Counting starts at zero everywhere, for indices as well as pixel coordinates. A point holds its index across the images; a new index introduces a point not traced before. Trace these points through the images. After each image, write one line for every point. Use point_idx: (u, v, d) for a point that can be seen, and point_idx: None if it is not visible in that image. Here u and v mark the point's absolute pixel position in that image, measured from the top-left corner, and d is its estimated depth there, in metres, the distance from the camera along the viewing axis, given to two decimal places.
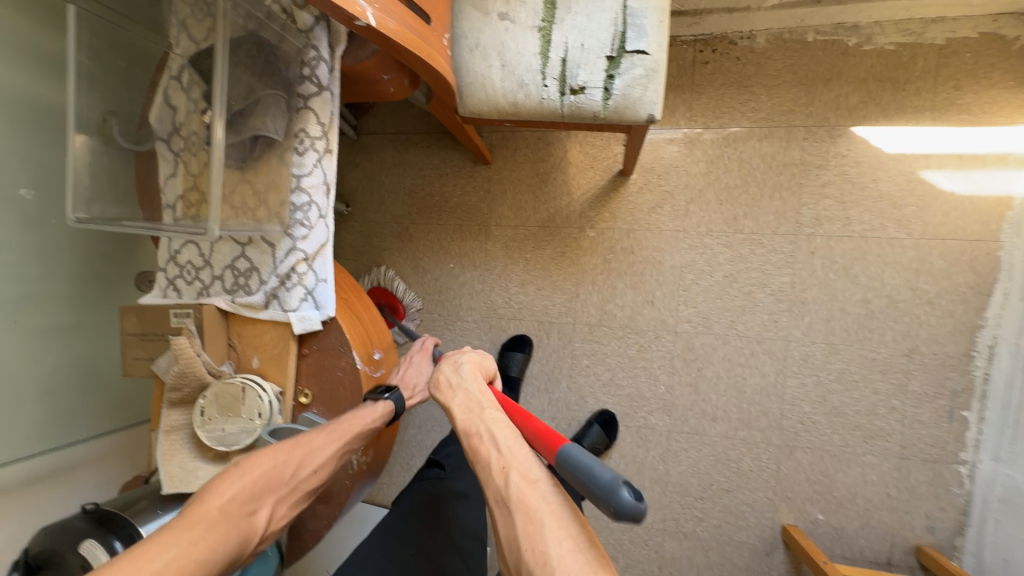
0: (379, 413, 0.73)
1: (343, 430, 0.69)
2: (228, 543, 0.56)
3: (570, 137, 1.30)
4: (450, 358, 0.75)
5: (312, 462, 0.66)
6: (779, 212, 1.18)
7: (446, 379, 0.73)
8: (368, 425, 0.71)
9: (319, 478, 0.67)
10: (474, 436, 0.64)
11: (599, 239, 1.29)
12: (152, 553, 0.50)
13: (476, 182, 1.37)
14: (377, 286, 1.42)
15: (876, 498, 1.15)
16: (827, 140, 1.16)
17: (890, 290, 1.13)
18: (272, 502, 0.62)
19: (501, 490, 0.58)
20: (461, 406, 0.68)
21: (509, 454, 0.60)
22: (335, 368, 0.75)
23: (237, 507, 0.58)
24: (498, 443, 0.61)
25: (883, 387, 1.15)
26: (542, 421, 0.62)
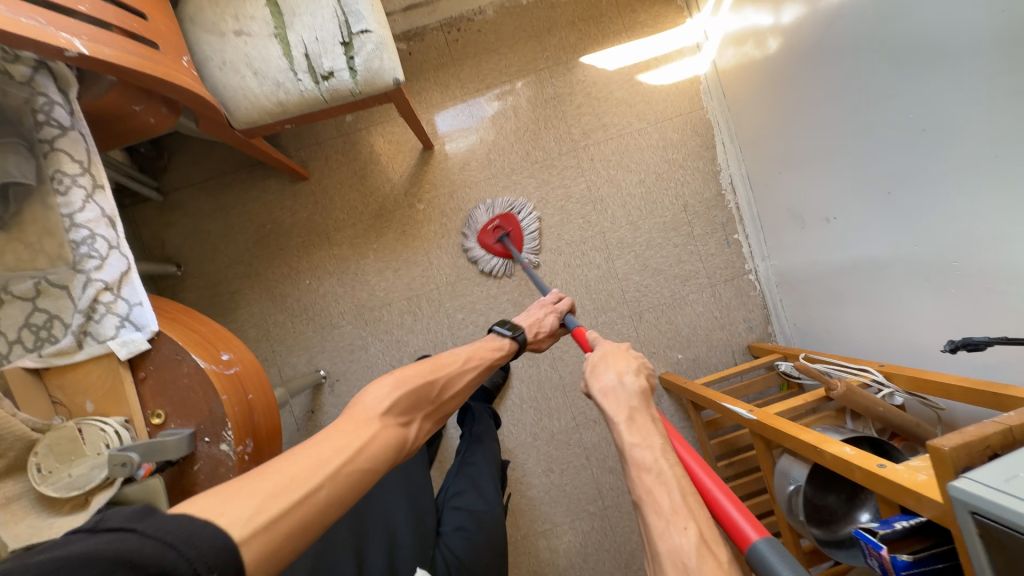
0: (500, 348, 1.03)
1: (480, 359, 0.97)
2: (390, 442, 0.66)
3: (370, 132, 1.44)
4: (620, 366, 0.75)
5: (447, 389, 0.86)
6: (557, 137, 1.45)
7: (609, 385, 0.73)
8: (492, 352, 1.01)
9: (452, 400, 0.87)
10: (644, 474, 0.59)
11: (430, 209, 1.44)
12: (330, 453, 0.58)
13: (303, 199, 1.44)
14: (507, 213, 1.41)
15: (709, 323, 1.46)
16: (567, 72, 1.44)
17: (653, 168, 1.45)
18: (421, 417, 0.77)
19: (682, 554, 0.51)
20: (633, 433, 0.64)
21: (686, 515, 0.54)
22: (179, 377, 0.77)
23: (394, 417, 0.71)
24: (679, 491, 0.57)
25: (679, 240, 1.46)
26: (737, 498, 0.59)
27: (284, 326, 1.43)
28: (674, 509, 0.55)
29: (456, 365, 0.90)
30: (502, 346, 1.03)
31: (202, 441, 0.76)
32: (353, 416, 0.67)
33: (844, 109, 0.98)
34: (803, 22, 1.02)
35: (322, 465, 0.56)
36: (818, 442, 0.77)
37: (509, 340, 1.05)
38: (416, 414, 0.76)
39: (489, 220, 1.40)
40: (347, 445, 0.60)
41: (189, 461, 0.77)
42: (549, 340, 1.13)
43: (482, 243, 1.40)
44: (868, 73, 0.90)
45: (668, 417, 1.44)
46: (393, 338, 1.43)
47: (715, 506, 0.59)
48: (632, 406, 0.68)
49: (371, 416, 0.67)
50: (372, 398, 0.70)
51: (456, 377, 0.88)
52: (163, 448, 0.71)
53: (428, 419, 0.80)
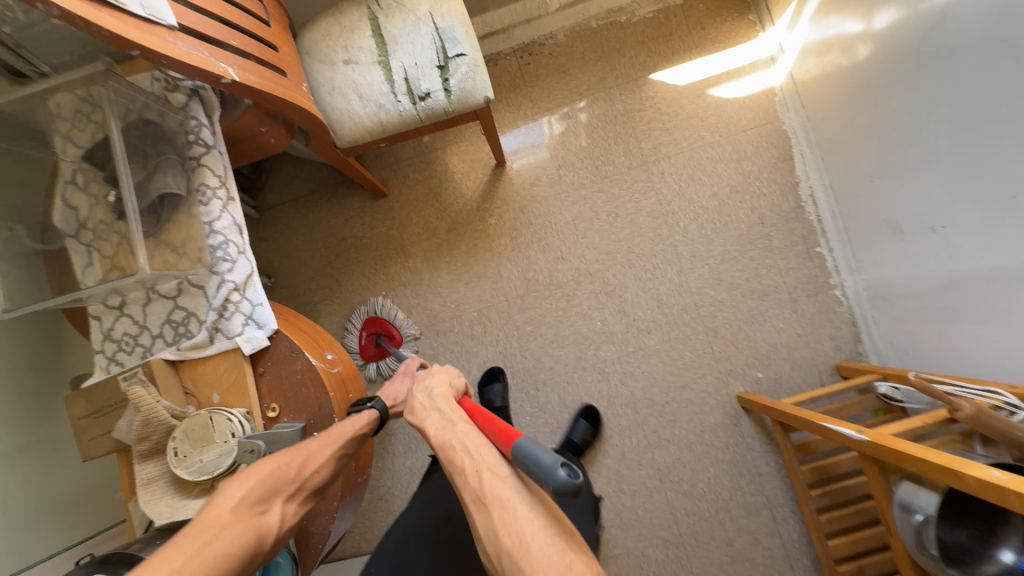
0: (366, 419, 0.81)
1: (336, 435, 0.76)
2: (246, 537, 0.63)
3: (445, 152, 1.52)
4: (421, 386, 0.85)
5: (313, 463, 0.72)
6: (626, 152, 1.46)
7: (421, 404, 0.82)
8: (359, 429, 0.79)
9: (321, 477, 0.73)
10: (450, 450, 0.72)
11: (500, 223, 1.48)
12: (170, 557, 0.58)
13: (381, 215, 1.52)
14: (371, 316, 1.46)
15: (791, 340, 1.38)
16: (636, 90, 1.47)
17: (727, 180, 1.43)
18: (281, 500, 0.69)
19: (475, 488, 0.66)
20: (433, 425, 0.77)
21: (480, 458, 0.69)
22: (293, 372, 0.82)
23: (247, 507, 0.66)
24: (473, 453, 0.70)
25: (756, 253, 1.41)
26: (502, 421, 0.71)
27: (360, 335, 1.50)
28: (463, 465, 0.69)
29: (316, 440, 0.75)
30: (366, 416, 0.81)
31: (312, 435, 0.80)
32: (200, 517, 0.63)
33: (954, 112, 0.93)
34: (903, 26, 0.99)
35: (161, 567, 0.56)
36: (951, 464, 0.71)
37: (372, 410, 0.84)
38: (276, 500, 0.68)
39: (360, 335, 1.46)
40: (195, 541, 0.60)
41: None
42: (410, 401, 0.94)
43: (366, 355, 1.47)
44: (981, 70, 0.86)
45: (748, 440, 1.36)
46: (463, 349, 1.46)
47: (498, 433, 0.70)
48: (439, 407, 0.79)
49: (220, 513, 0.64)
50: (223, 493, 0.66)
51: (315, 453, 0.72)
52: (281, 438, 0.76)
53: (295, 502, 0.70)
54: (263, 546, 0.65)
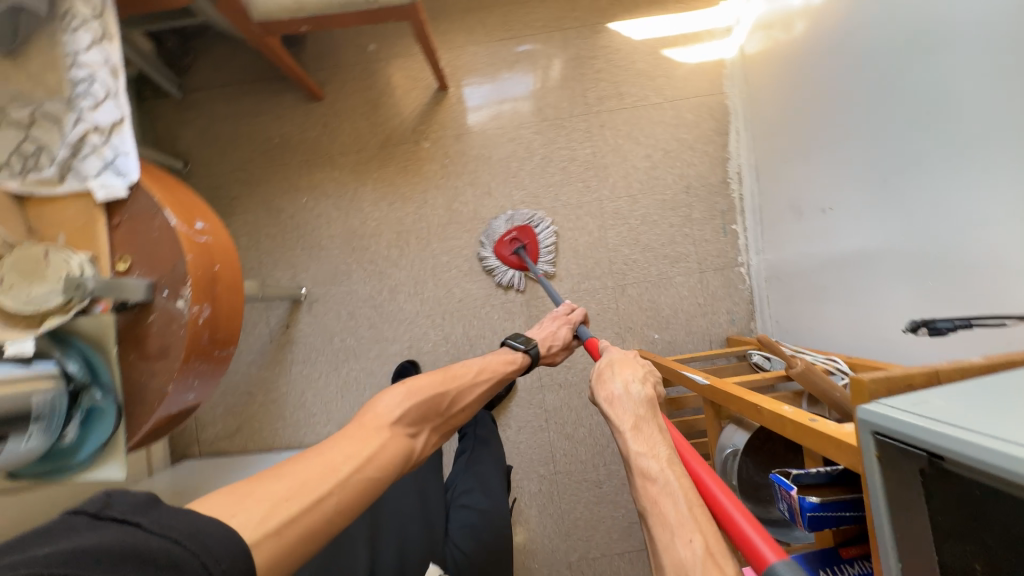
0: (515, 365, 1.03)
1: (490, 373, 0.98)
2: (399, 455, 0.71)
3: (390, 65, 1.46)
4: (624, 377, 0.83)
5: (457, 403, 0.88)
6: (571, 99, 1.45)
7: (614, 395, 0.81)
8: (505, 369, 1.01)
9: (461, 414, 0.90)
10: (649, 484, 0.64)
11: (434, 148, 1.45)
12: (338, 460, 0.63)
13: (314, 119, 1.46)
14: (527, 226, 1.40)
15: (691, 308, 1.44)
16: (591, 36, 1.44)
17: (662, 144, 1.44)
18: (429, 429, 0.81)
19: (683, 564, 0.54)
20: (639, 442, 0.70)
21: (693, 523, 0.57)
22: (151, 230, 0.79)
23: (403, 426, 0.75)
24: (685, 506, 0.60)
25: (675, 220, 1.44)
26: (736, 505, 0.60)
27: (275, 240, 1.46)
28: (661, 506, 0.60)
29: (469, 379, 0.93)
30: (514, 359, 1.04)
31: (161, 294, 0.79)
32: (367, 420, 0.73)
33: (857, 93, 0.96)
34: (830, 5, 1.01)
35: (332, 474, 0.60)
36: (757, 400, 0.77)
37: (523, 354, 1.06)
38: (424, 426, 0.80)
39: (507, 234, 1.41)
40: (360, 447, 0.67)
41: (145, 311, 0.78)
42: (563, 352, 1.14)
43: (499, 255, 1.40)
44: (881, 62, 0.89)
45: None
46: (377, 268, 1.45)
47: (723, 514, 0.60)
48: (638, 415, 0.75)
49: (383, 423, 0.73)
50: (386, 406, 0.76)
51: (467, 391, 0.91)
52: (124, 288, 0.74)
53: (436, 431, 0.83)
54: (410, 461, 0.74)
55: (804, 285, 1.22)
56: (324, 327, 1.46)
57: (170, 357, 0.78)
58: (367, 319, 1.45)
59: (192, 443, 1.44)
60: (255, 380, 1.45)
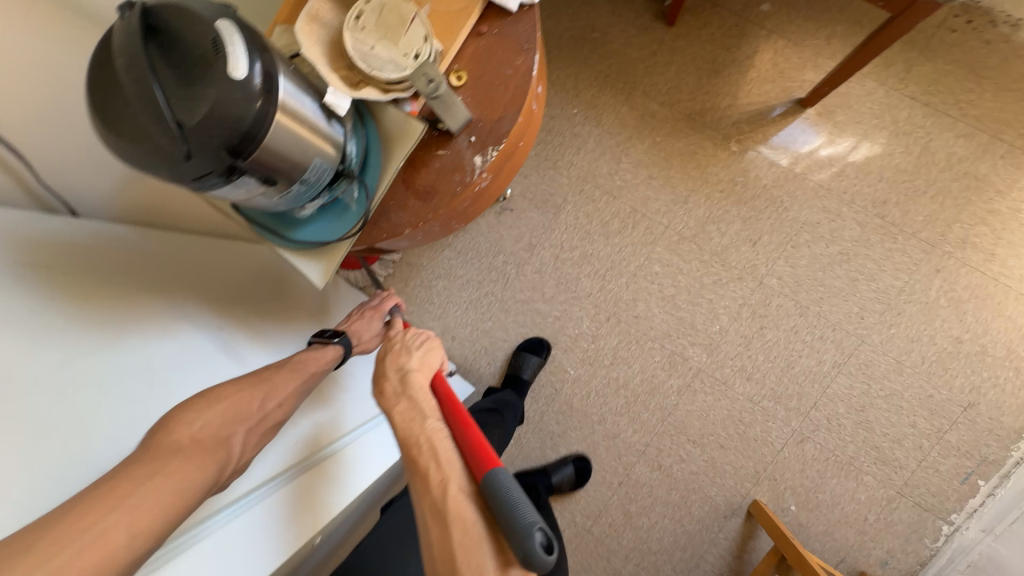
0: (327, 357, 0.80)
1: (300, 369, 0.77)
2: (207, 470, 0.60)
3: (768, 38, 1.17)
4: (396, 352, 0.75)
5: (274, 395, 0.72)
6: (930, 217, 1.10)
7: (391, 385, 0.71)
8: (322, 365, 0.80)
9: (284, 412, 0.72)
10: (412, 445, 0.64)
11: (738, 156, 1.18)
12: (126, 489, 0.52)
13: (647, 39, 1.22)
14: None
15: (852, 515, 1.16)
16: (1020, 168, 1.07)
17: (986, 341, 1.09)
18: (245, 431, 0.66)
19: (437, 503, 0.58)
20: (401, 414, 0.67)
21: (446, 466, 0.61)
22: (507, 63, 0.64)
23: (206, 437, 0.62)
24: (437, 456, 0.61)
25: (922, 424, 1.12)
26: (478, 434, 0.62)
27: None
28: (427, 471, 0.61)
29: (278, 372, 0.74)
30: (321, 358, 0.80)
31: (467, 137, 0.64)
32: (156, 441, 0.58)
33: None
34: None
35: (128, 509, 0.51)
36: None
37: (334, 351, 0.82)
38: (239, 427, 0.66)
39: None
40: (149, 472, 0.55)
41: (440, 142, 0.65)
42: (374, 339, 0.88)
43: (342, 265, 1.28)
44: None
45: (719, 535, 1.21)
46: (585, 226, 1.27)
47: (471, 445, 0.61)
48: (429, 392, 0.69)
49: (181, 438, 0.60)
50: (185, 418, 0.62)
51: (278, 387, 0.72)
52: (450, 108, 0.61)
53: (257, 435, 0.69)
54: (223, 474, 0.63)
55: None
56: (496, 239, 1.32)
57: (429, 204, 0.66)
58: (539, 263, 1.29)
59: None
60: None
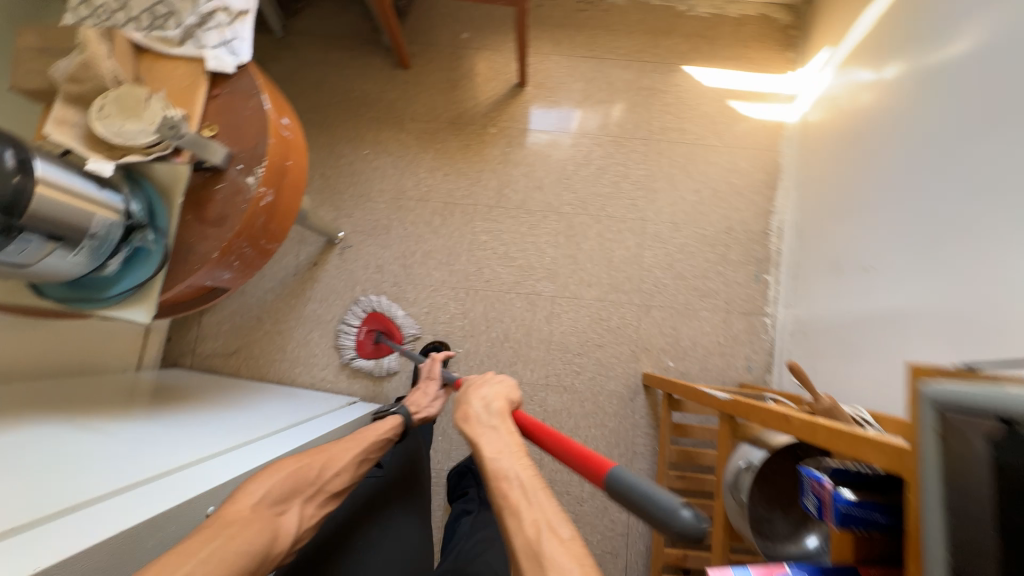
0: (386, 427, 0.97)
1: (361, 438, 0.91)
2: (261, 535, 0.68)
3: (478, 53, 1.56)
4: (477, 395, 0.84)
5: (333, 464, 0.84)
6: (636, 123, 1.53)
7: (474, 412, 0.82)
8: (380, 434, 0.95)
9: (340, 479, 0.84)
10: (503, 480, 0.69)
11: (499, 135, 1.53)
12: (185, 554, 0.60)
13: (395, 83, 1.55)
14: (374, 312, 1.41)
15: (711, 345, 1.43)
16: (667, 73, 1.56)
17: (713, 183, 1.51)
18: (300, 502, 0.77)
19: (531, 544, 0.61)
20: (490, 445, 0.75)
21: (539, 509, 0.65)
22: (244, 107, 0.83)
23: (265, 506, 0.72)
24: (530, 496, 0.66)
25: (711, 257, 1.47)
26: (584, 449, 0.68)
27: (327, 181, 1.51)
28: (508, 498, 0.67)
29: (339, 444, 0.87)
30: (391, 422, 0.99)
31: (235, 167, 0.82)
32: (222, 515, 0.68)
33: (909, 170, 1.01)
34: (890, 98, 1.10)
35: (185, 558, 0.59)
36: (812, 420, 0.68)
37: (393, 417, 1.01)
38: (295, 499, 0.76)
39: (359, 330, 1.40)
40: (217, 534, 0.64)
41: (215, 178, 0.81)
42: (439, 404, 1.11)
43: (364, 352, 1.40)
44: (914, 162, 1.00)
45: (636, 417, 1.39)
46: (415, 231, 1.48)
47: (578, 455, 0.68)
48: (493, 424, 0.79)
49: (242, 507, 0.69)
50: (247, 491, 0.72)
51: (337, 455, 0.85)
52: (208, 149, 0.77)
53: (313, 503, 0.79)
54: (275, 543, 0.70)
55: (838, 344, 1.17)
56: (349, 275, 1.46)
57: (224, 227, 0.80)
58: (393, 277, 1.46)
59: (187, 353, 1.44)
60: (267, 308, 1.45)
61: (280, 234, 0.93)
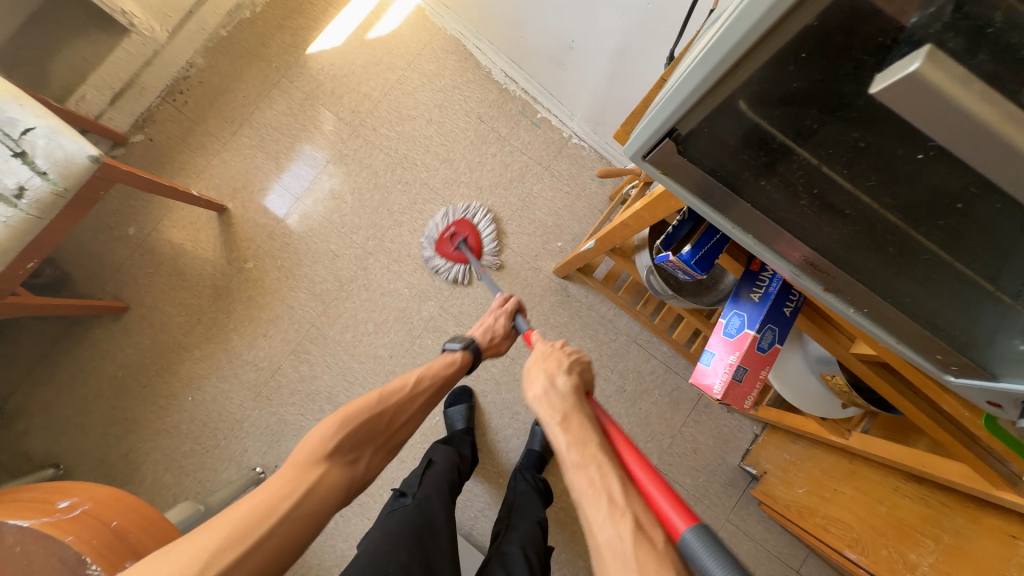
0: (456, 362, 0.98)
1: (434, 370, 0.94)
2: (338, 485, 0.76)
3: (159, 229, 1.37)
4: (565, 357, 0.80)
5: (398, 418, 0.87)
6: (332, 129, 1.44)
7: (542, 389, 0.73)
8: (444, 368, 0.96)
9: (404, 429, 0.89)
10: (583, 473, 0.62)
11: (259, 261, 1.39)
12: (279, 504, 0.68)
13: (136, 328, 1.35)
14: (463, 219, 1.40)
15: (566, 200, 1.46)
16: (303, 71, 1.44)
17: (432, 102, 1.46)
18: (372, 449, 0.83)
19: (618, 547, 0.54)
20: (571, 434, 0.66)
21: (620, 505, 0.58)
22: (12, 549, 0.72)
23: (344, 450, 0.78)
24: (612, 483, 0.60)
25: (494, 149, 1.46)
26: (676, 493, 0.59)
27: (194, 452, 1.33)
28: (595, 491, 0.60)
29: (405, 390, 0.89)
30: (455, 359, 0.97)
31: None
32: (300, 454, 0.76)
33: None
34: None
35: (243, 537, 0.63)
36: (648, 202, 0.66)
37: (461, 352, 0.99)
38: (365, 448, 0.82)
39: (448, 227, 1.39)
40: (291, 493, 0.70)
41: None
42: (507, 339, 1.07)
43: (443, 252, 1.39)
44: None
45: (586, 300, 1.44)
46: (302, 395, 1.37)
47: (655, 481, 0.60)
48: (568, 407, 0.70)
49: (304, 467, 0.74)
50: (325, 438, 0.78)
51: (404, 408, 0.88)
52: None
53: (380, 449, 0.85)
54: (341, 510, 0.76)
55: (615, 102, 1.21)
56: None
57: None
58: None
59: None
60: None
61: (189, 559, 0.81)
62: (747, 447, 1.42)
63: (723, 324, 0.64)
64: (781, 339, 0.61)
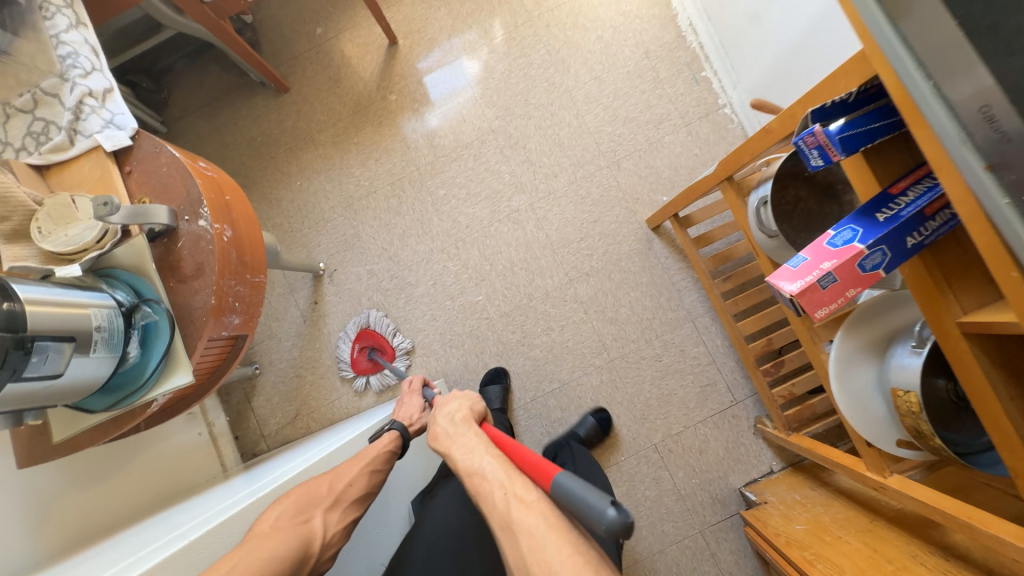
0: (386, 440, 0.98)
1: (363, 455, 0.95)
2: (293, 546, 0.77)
3: (339, 39, 1.56)
4: (441, 413, 0.84)
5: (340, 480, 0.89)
6: (512, 12, 1.52)
7: (443, 429, 0.82)
8: (382, 449, 0.97)
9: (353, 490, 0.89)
10: (478, 486, 0.69)
11: (400, 97, 1.53)
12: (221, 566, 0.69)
13: (287, 109, 1.56)
14: (362, 329, 1.44)
15: (691, 161, 1.43)
16: None
17: (610, 22, 1.49)
18: (321, 511, 0.84)
19: (506, 522, 0.62)
20: (461, 455, 0.75)
21: (506, 486, 0.65)
22: (159, 167, 0.85)
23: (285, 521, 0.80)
24: (500, 485, 0.66)
25: (645, 86, 1.46)
26: (533, 453, 0.67)
27: (282, 227, 1.52)
28: (496, 507, 0.64)
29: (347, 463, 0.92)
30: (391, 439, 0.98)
31: (183, 218, 0.83)
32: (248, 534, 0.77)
33: None
34: None
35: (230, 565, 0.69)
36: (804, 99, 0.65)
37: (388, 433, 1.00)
38: (314, 510, 0.84)
39: (353, 347, 1.44)
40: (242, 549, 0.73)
41: (173, 238, 0.83)
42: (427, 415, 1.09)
43: (359, 369, 1.44)
44: None
45: (663, 261, 1.41)
46: (382, 223, 1.50)
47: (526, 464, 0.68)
48: (460, 434, 0.79)
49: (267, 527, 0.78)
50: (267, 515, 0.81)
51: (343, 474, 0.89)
52: (149, 214, 0.78)
53: (332, 510, 0.86)
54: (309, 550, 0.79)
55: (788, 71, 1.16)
56: (349, 293, 1.49)
57: (205, 273, 0.82)
58: (387, 273, 1.48)
59: (258, 440, 1.47)
60: (300, 362, 1.49)
61: (257, 257, 0.93)
62: (755, 476, 1.34)
63: (830, 235, 0.60)
64: (886, 268, 0.57)
